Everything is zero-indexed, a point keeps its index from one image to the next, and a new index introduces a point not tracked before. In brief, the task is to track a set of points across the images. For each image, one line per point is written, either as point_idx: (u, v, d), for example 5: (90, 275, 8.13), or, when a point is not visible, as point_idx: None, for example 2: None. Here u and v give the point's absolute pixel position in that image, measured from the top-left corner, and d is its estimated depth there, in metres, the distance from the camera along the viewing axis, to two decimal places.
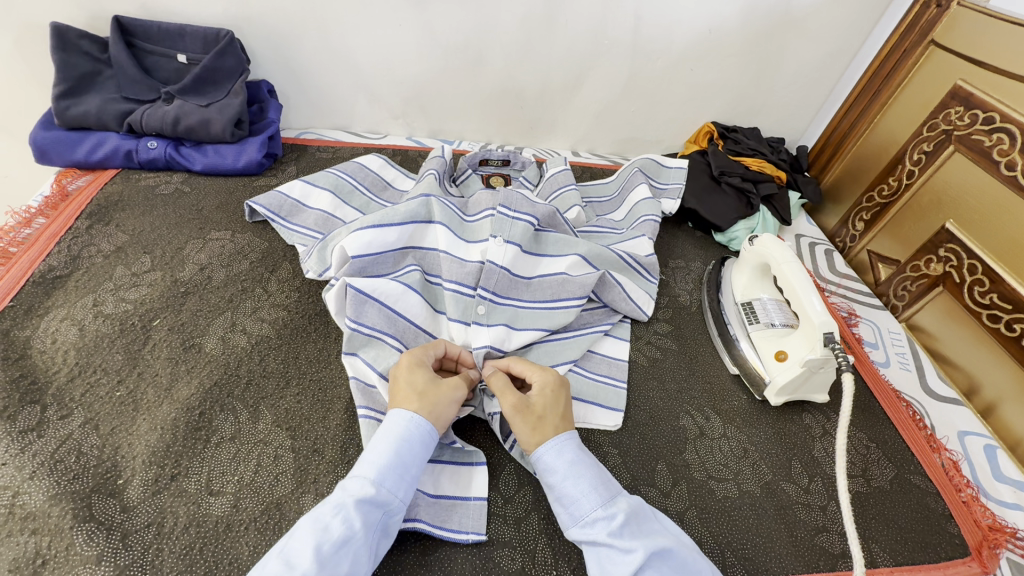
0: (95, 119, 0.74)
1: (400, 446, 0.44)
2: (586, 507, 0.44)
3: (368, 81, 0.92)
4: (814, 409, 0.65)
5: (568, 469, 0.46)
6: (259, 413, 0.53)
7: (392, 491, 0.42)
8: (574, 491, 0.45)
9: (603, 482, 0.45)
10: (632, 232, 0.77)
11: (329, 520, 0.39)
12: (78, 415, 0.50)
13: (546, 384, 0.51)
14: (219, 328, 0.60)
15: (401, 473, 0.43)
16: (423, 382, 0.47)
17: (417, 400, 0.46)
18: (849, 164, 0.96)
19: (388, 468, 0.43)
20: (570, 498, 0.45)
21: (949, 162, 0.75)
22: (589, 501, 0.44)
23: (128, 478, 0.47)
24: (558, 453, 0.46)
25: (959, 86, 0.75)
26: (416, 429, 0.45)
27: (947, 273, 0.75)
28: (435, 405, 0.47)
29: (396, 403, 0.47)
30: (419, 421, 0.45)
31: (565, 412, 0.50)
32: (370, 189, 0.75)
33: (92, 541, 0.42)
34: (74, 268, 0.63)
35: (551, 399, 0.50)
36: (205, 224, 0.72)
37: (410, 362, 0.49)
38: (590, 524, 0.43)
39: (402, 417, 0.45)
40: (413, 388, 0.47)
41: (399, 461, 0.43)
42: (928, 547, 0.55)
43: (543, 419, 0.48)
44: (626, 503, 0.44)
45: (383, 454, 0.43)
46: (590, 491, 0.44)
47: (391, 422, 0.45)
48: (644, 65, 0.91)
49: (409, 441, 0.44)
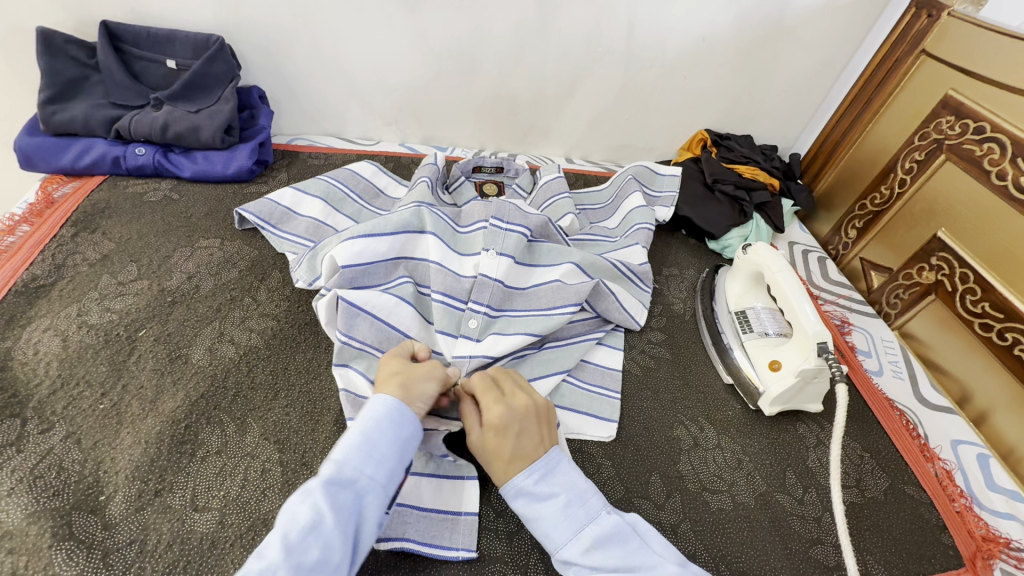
0: (82, 125, 0.73)
1: (367, 425, 0.42)
2: (561, 539, 0.43)
3: (361, 87, 0.91)
4: (808, 418, 0.65)
5: (531, 508, 0.45)
6: (247, 425, 0.52)
7: (359, 468, 0.40)
8: (546, 522, 0.44)
9: (572, 507, 0.44)
10: (625, 241, 0.77)
11: (297, 507, 0.38)
12: (60, 429, 0.49)
13: (490, 426, 0.47)
14: (207, 338, 0.59)
15: (369, 451, 0.41)
16: (398, 366, 0.48)
17: (389, 381, 0.46)
18: (841, 173, 0.96)
19: (355, 447, 0.41)
20: (541, 535, 0.44)
21: (941, 171, 0.76)
22: (560, 533, 0.43)
23: (110, 494, 0.45)
24: (525, 488, 0.45)
25: (950, 95, 0.75)
26: (384, 407, 0.43)
27: (939, 281, 0.75)
28: (410, 379, 0.46)
29: (375, 390, 0.47)
30: (389, 394, 0.44)
31: (516, 453, 0.46)
32: (362, 197, 0.74)
33: (71, 561, 0.41)
34: (59, 277, 0.62)
35: (498, 441, 0.46)
36: (193, 232, 0.71)
37: (387, 356, 0.50)
38: (564, 558, 0.43)
39: (374, 395, 0.45)
40: (389, 373, 0.48)
41: (365, 439, 0.41)
42: (924, 559, 0.55)
43: (492, 462, 0.47)
44: (596, 529, 0.43)
45: (350, 435, 0.42)
46: (561, 521, 0.43)
47: (365, 405, 0.44)
48: (638, 73, 0.91)
49: (376, 418, 0.42)
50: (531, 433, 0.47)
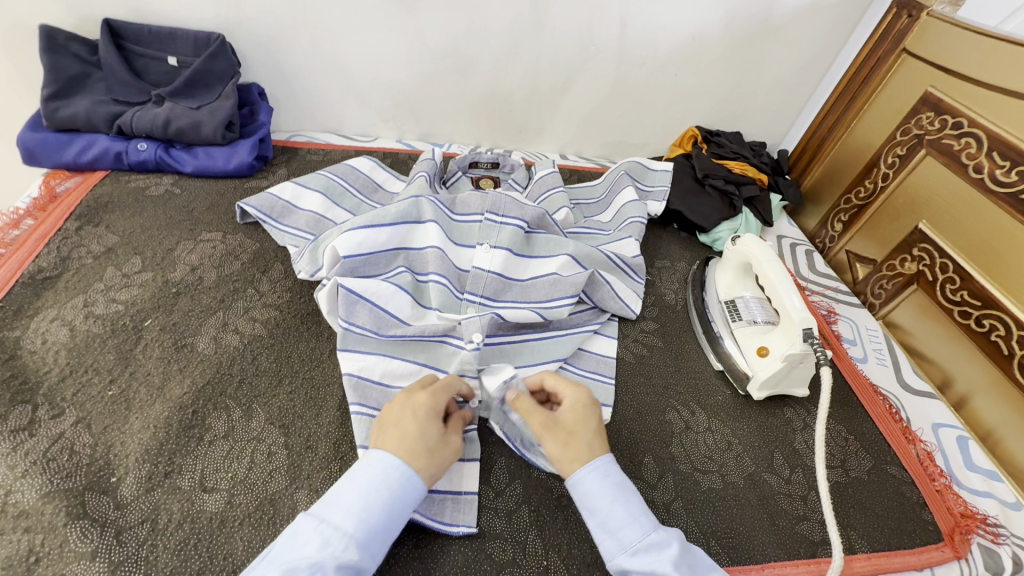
0: (84, 121, 0.74)
1: (393, 508, 0.41)
2: (639, 531, 0.42)
3: (358, 85, 0.93)
4: (795, 402, 0.68)
5: (615, 493, 0.43)
6: (252, 411, 0.54)
7: (372, 555, 0.39)
8: (623, 515, 0.42)
9: (647, 511, 0.44)
10: (619, 234, 0.79)
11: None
12: (70, 415, 0.50)
13: (575, 401, 0.48)
14: (212, 328, 0.60)
15: (386, 537, 0.40)
16: (434, 441, 0.44)
17: (423, 459, 0.43)
18: (827, 169, 0.99)
19: (377, 529, 0.39)
20: (617, 524, 0.42)
21: (922, 165, 0.78)
22: (640, 525, 0.42)
23: (121, 476, 0.47)
24: (603, 474, 0.44)
25: (930, 92, 0.78)
26: (413, 493, 0.42)
27: (920, 271, 0.78)
28: (439, 467, 0.44)
29: (404, 454, 0.43)
30: (418, 486, 0.42)
31: (597, 431, 0.47)
32: (361, 191, 0.76)
33: (86, 538, 0.43)
34: (65, 269, 0.63)
35: (579, 416, 0.47)
36: (196, 225, 0.72)
37: (427, 410, 0.45)
38: (642, 551, 0.41)
39: (405, 474, 0.42)
40: (426, 445, 0.44)
41: (387, 525, 0.40)
42: (905, 534, 0.57)
43: (573, 436, 0.46)
44: (671, 531, 0.42)
45: (376, 510, 0.40)
46: (637, 517, 0.43)
47: (393, 475, 0.42)
48: (630, 70, 0.94)
49: (403, 502, 0.41)
50: (598, 424, 0.48)
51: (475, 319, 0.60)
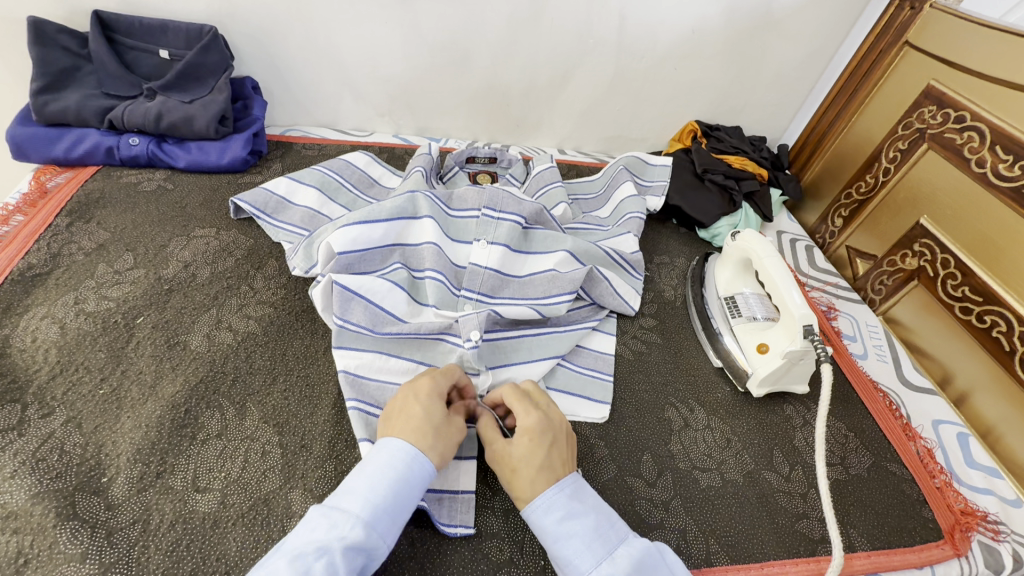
0: (74, 115, 0.73)
1: (398, 487, 0.40)
2: (583, 569, 0.41)
3: (354, 78, 0.92)
4: (794, 399, 0.67)
5: (559, 528, 0.42)
6: (246, 409, 0.53)
7: (381, 535, 0.39)
8: (567, 553, 0.41)
9: (599, 534, 0.42)
10: (617, 229, 0.78)
11: (313, 564, 0.34)
12: (60, 414, 0.50)
13: (524, 431, 0.47)
14: (205, 325, 0.59)
15: (393, 516, 0.40)
16: (438, 420, 0.45)
17: (431, 436, 0.44)
18: (828, 163, 0.98)
19: (382, 508, 0.39)
20: (566, 559, 0.42)
21: (923, 159, 0.78)
22: (585, 562, 0.41)
23: (112, 476, 0.46)
24: (546, 511, 0.43)
25: (932, 85, 0.77)
26: (420, 470, 0.42)
27: (921, 267, 0.77)
28: (447, 445, 0.45)
29: (408, 435, 0.43)
30: (424, 463, 0.42)
31: (545, 462, 0.45)
32: (357, 187, 0.75)
33: (75, 539, 0.42)
34: (55, 266, 0.62)
35: (529, 448, 0.46)
36: (189, 221, 0.71)
37: (430, 392, 0.46)
38: None
39: (409, 453, 0.42)
40: (430, 423, 0.44)
41: (395, 504, 0.40)
42: (905, 531, 0.57)
43: (517, 472, 0.45)
44: (627, 555, 0.41)
45: (382, 491, 0.40)
46: (582, 552, 0.41)
47: (397, 456, 0.42)
48: (629, 64, 0.92)
49: (409, 482, 0.41)
50: (553, 451, 0.46)
51: (472, 317, 0.58)
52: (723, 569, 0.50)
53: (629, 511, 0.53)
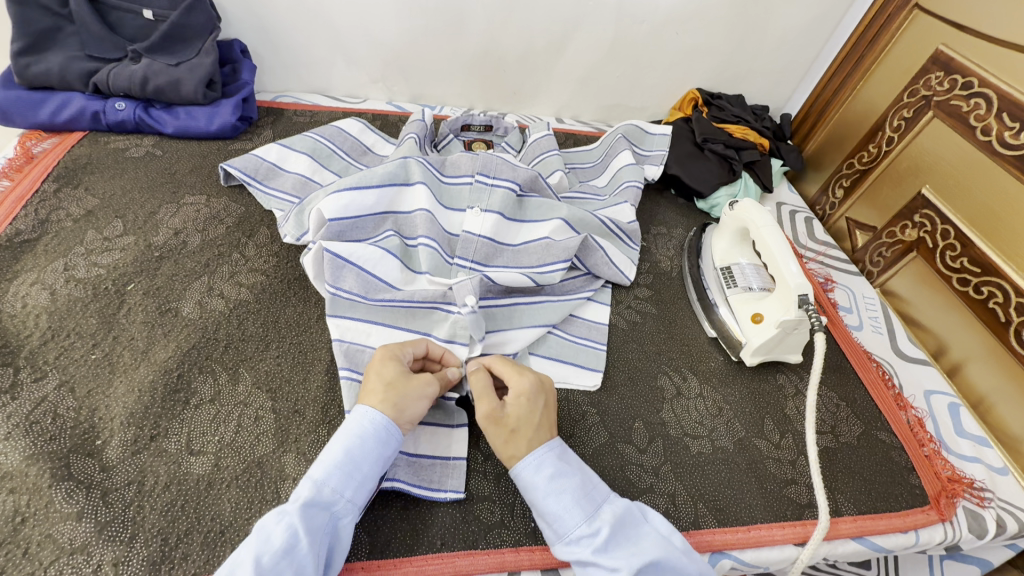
0: (58, 78, 0.71)
1: (350, 445, 0.41)
2: (570, 523, 0.42)
3: (345, 43, 0.89)
4: (787, 369, 0.67)
5: (548, 485, 0.43)
6: (239, 374, 0.53)
7: (338, 490, 0.40)
8: (556, 508, 0.43)
9: (586, 492, 0.44)
10: (614, 199, 0.77)
11: (272, 529, 0.36)
12: (53, 377, 0.50)
13: (519, 393, 0.47)
14: (196, 292, 0.59)
15: (350, 472, 0.41)
16: (391, 375, 0.45)
17: (381, 392, 0.44)
18: (831, 133, 0.96)
19: (336, 466, 0.40)
20: (554, 515, 0.43)
21: (927, 128, 0.76)
22: (573, 516, 0.42)
23: (106, 439, 0.47)
24: (537, 468, 0.44)
25: (940, 51, 0.75)
26: (372, 424, 0.42)
27: (921, 238, 0.76)
28: (402, 397, 0.44)
29: (363, 397, 0.44)
30: (375, 417, 0.43)
31: (540, 423, 0.46)
32: (349, 154, 0.73)
33: (71, 499, 0.43)
34: (44, 232, 0.62)
35: (525, 410, 0.46)
36: (178, 188, 0.70)
37: (383, 355, 0.47)
38: (575, 541, 0.42)
39: (360, 412, 0.43)
40: (381, 380, 0.45)
41: (349, 460, 0.41)
42: (892, 497, 0.58)
43: (514, 433, 0.46)
44: (610, 513, 0.43)
45: (334, 451, 0.41)
46: (570, 508, 0.42)
47: (350, 419, 0.43)
48: (630, 29, 0.90)
49: (362, 438, 0.42)
50: (544, 413, 0.47)
51: (467, 282, 0.58)
52: (711, 531, 0.51)
53: (620, 476, 0.53)
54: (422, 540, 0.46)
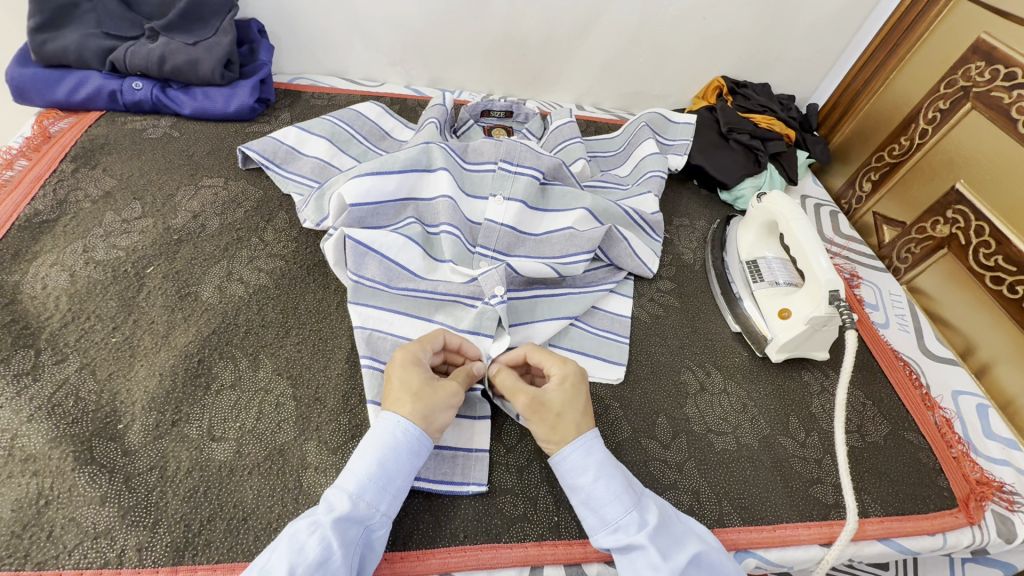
0: (75, 57, 0.70)
1: (384, 456, 0.41)
2: (619, 511, 0.42)
3: (364, 24, 0.87)
4: (813, 366, 0.66)
5: (601, 470, 0.43)
6: (259, 361, 0.52)
7: (373, 504, 0.40)
8: (606, 494, 0.42)
9: (631, 483, 0.44)
10: (637, 189, 0.75)
11: (306, 540, 0.36)
12: (74, 360, 0.49)
13: (562, 379, 0.47)
14: (216, 276, 0.58)
15: (383, 485, 0.40)
16: (416, 384, 0.44)
17: (408, 402, 0.43)
18: (860, 124, 0.93)
19: (370, 479, 0.40)
20: (602, 500, 0.42)
21: (964, 121, 0.74)
22: (622, 504, 0.42)
23: (128, 423, 0.46)
24: (588, 452, 0.44)
25: (982, 39, 0.72)
26: (404, 436, 0.42)
27: (953, 235, 0.74)
28: (429, 407, 0.43)
29: (389, 404, 0.43)
30: (407, 428, 0.42)
31: (584, 409, 0.46)
32: (368, 138, 0.72)
33: (94, 483, 0.42)
34: (62, 212, 0.61)
35: (570, 395, 0.46)
36: (196, 170, 0.69)
37: (404, 359, 0.46)
38: (622, 528, 0.41)
39: (389, 422, 0.42)
40: (406, 389, 0.43)
41: (382, 472, 0.40)
42: (919, 499, 0.57)
43: (561, 417, 0.45)
44: (654, 505, 0.43)
45: (367, 463, 0.41)
46: (620, 495, 0.42)
47: (380, 428, 0.42)
48: (655, 13, 0.87)
49: (396, 450, 0.41)
50: (586, 402, 0.47)
51: (493, 273, 0.58)
52: (736, 530, 0.50)
53: (644, 471, 0.53)
54: (444, 531, 0.46)
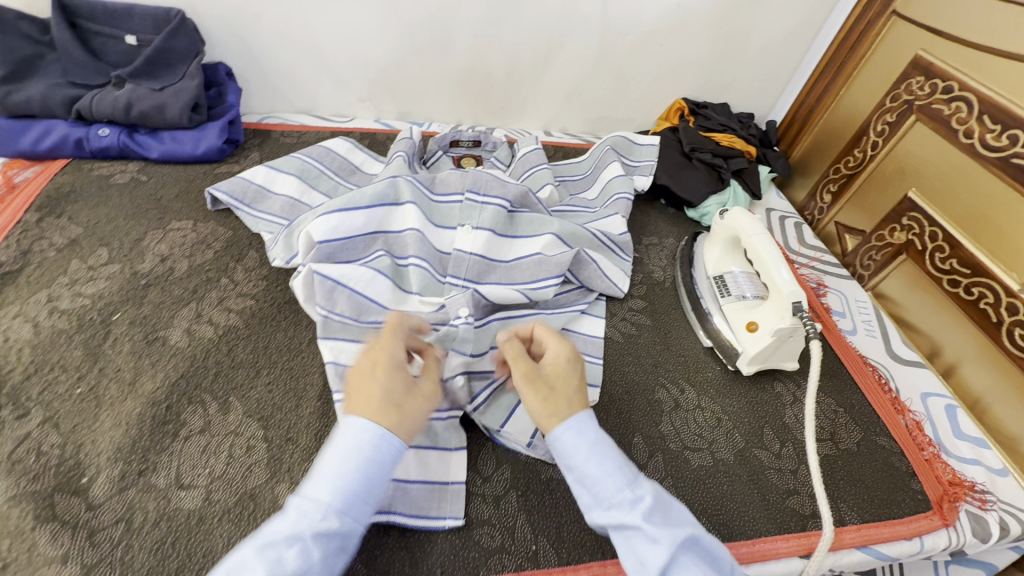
0: (39, 106, 0.70)
1: (369, 471, 0.38)
2: (611, 488, 0.40)
3: (331, 63, 0.89)
4: (784, 377, 0.67)
5: (591, 450, 0.42)
6: (229, 404, 0.52)
7: (356, 518, 0.37)
8: (598, 472, 0.41)
9: (627, 463, 0.42)
10: (605, 211, 0.77)
11: (285, 554, 0.34)
12: (37, 414, 0.48)
13: (562, 358, 0.48)
14: (184, 320, 0.58)
15: (366, 499, 0.38)
16: (399, 393, 0.42)
17: (391, 411, 0.41)
18: (817, 139, 0.97)
19: (355, 493, 0.38)
20: (593, 478, 0.41)
21: (910, 132, 0.77)
22: (616, 481, 0.41)
23: (93, 476, 0.45)
24: (584, 427, 0.43)
25: (920, 56, 0.77)
26: (388, 449, 0.39)
27: (909, 241, 0.77)
28: (411, 419, 0.41)
29: (366, 410, 0.40)
30: (391, 440, 0.39)
31: (581, 388, 0.47)
32: (338, 174, 0.73)
33: (56, 541, 0.41)
34: (26, 263, 0.61)
35: (568, 371, 0.47)
36: (164, 214, 0.69)
37: (385, 364, 0.43)
38: (615, 505, 0.40)
39: (371, 432, 0.39)
40: (388, 398, 0.41)
41: (367, 486, 0.38)
42: (895, 504, 0.57)
43: (556, 394, 0.45)
44: (650, 484, 0.41)
45: (351, 473, 0.38)
46: (613, 473, 0.41)
47: (361, 436, 0.39)
48: (614, 42, 0.91)
49: (380, 465, 0.39)
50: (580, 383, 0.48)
51: (459, 295, 0.58)
52: None
53: None
54: (421, 569, 0.45)
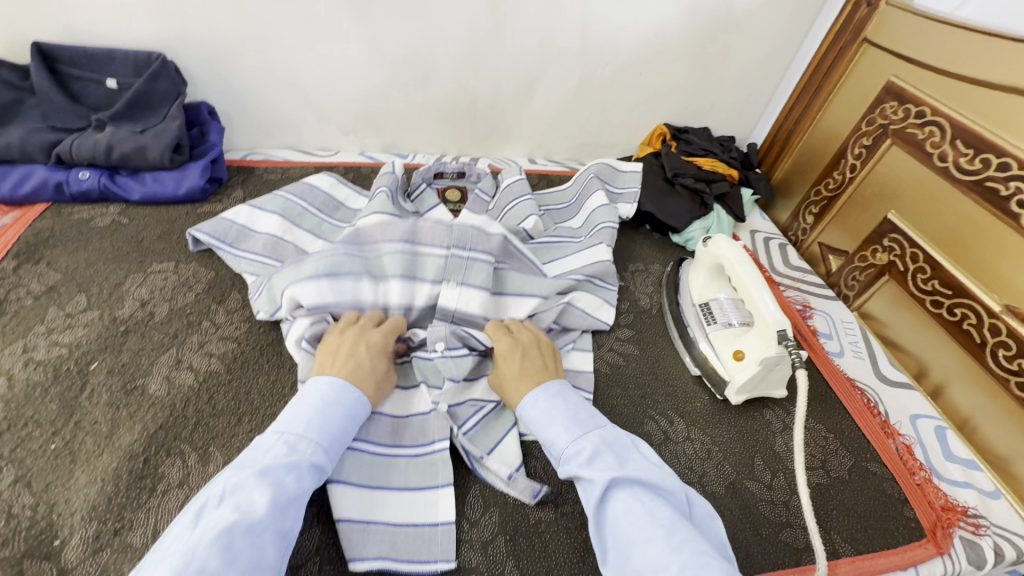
0: (19, 151, 0.70)
1: (344, 419, 0.46)
2: (563, 444, 0.46)
3: (314, 99, 0.90)
4: (774, 404, 0.67)
5: (544, 413, 0.49)
6: (209, 454, 0.50)
7: (331, 457, 0.44)
8: (555, 432, 0.47)
9: (577, 419, 0.47)
10: (590, 241, 0.77)
11: (285, 477, 0.39)
12: (9, 473, 0.47)
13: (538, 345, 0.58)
14: (164, 367, 0.57)
15: (340, 443, 0.45)
16: (382, 372, 0.52)
17: (371, 385, 0.51)
18: (797, 161, 0.99)
19: (333, 437, 0.45)
20: (550, 440, 0.47)
21: (887, 155, 0.78)
22: (564, 438, 0.46)
23: (66, 537, 0.44)
24: (546, 391, 0.51)
25: (892, 81, 0.78)
26: (359, 407, 0.48)
27: (892, 262, 0.78)
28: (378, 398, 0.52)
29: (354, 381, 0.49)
30: (363, 405, 0.49)
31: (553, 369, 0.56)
32: (322, 210, 0.73)
33: None
34: (2, 312, 0.60)
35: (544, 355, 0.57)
36: (145, 256, 0.68)
37: (380, 344, 0.54)
38: (568, 458, 0.45)
39: (353, 398, 0.48)
40: (374, 375, 0.51)
41: (340, 432, 0.45)
42: (889, 533, 0.57)
43: (531, 368, 0.54)
44: (597, 434, 0.46)
45: (329, 421, 0.45)
46: (566, 429, 0.47)
47: (343, 395, 0.47)
48: (594, 71, 0.92)
49: (352, 418, 0.47)
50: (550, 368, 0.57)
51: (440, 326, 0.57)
52: None
53: None
54: None
